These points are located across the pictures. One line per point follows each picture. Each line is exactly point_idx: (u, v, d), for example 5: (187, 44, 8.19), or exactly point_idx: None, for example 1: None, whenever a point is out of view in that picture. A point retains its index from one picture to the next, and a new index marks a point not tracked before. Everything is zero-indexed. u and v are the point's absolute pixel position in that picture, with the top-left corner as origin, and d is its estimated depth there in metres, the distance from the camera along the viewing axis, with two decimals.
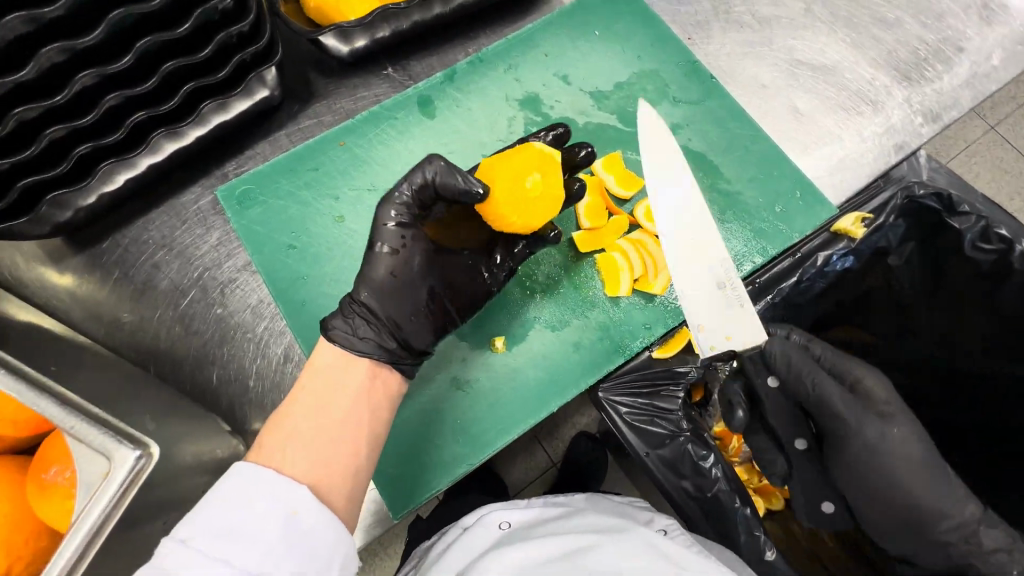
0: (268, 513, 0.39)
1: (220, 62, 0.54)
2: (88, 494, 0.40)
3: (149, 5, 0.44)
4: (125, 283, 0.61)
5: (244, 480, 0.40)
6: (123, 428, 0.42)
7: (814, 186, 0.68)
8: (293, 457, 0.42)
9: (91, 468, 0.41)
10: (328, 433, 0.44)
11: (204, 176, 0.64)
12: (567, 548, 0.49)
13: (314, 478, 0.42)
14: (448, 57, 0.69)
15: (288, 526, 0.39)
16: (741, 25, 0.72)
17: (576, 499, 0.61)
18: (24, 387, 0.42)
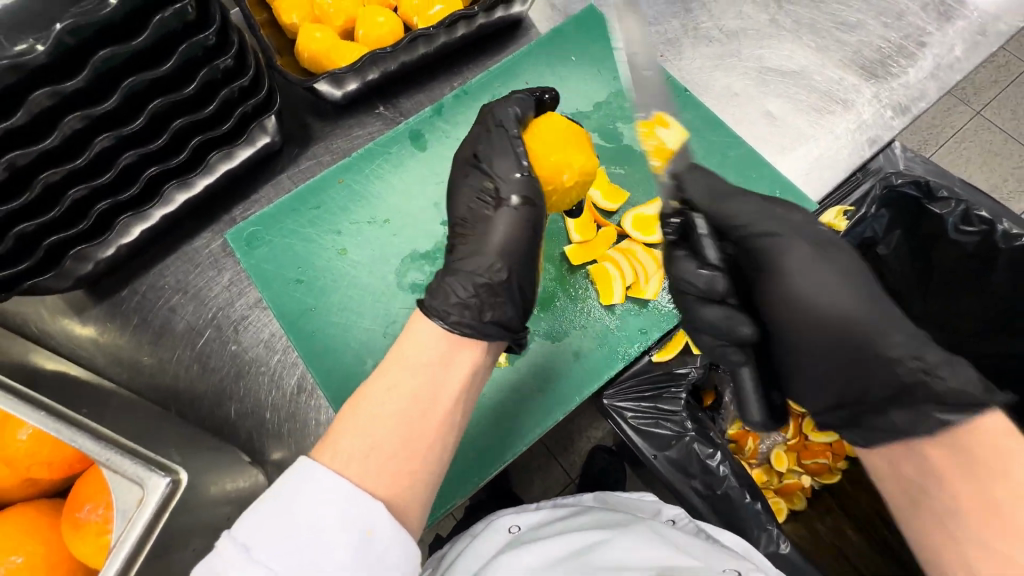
0: (342, 531, 0.38)
1: (224, 116, 0.59)
2: (124, 522, 0.42)
3: (159, 70, 0.49)
4: (143, 328, 0.65)
5: (312, 491, 0.39)
6: (153, 458, 0.46)
7: (795, 186, 0.70)
8: (373, 468, 0.41)
9: (126, 495, 0.44)
10: (415, 445, 0.43)
11: (213, 223, 0.69)
12: (576, 547, 0.51)
13: (392, 493, 0.41)
14: (435, 93, 0.73)
15: (360, 546, 0.38)
16: (710, 40, 0.76)
17: (585, 500, 0.63)
18: (61, 425, 0.45)
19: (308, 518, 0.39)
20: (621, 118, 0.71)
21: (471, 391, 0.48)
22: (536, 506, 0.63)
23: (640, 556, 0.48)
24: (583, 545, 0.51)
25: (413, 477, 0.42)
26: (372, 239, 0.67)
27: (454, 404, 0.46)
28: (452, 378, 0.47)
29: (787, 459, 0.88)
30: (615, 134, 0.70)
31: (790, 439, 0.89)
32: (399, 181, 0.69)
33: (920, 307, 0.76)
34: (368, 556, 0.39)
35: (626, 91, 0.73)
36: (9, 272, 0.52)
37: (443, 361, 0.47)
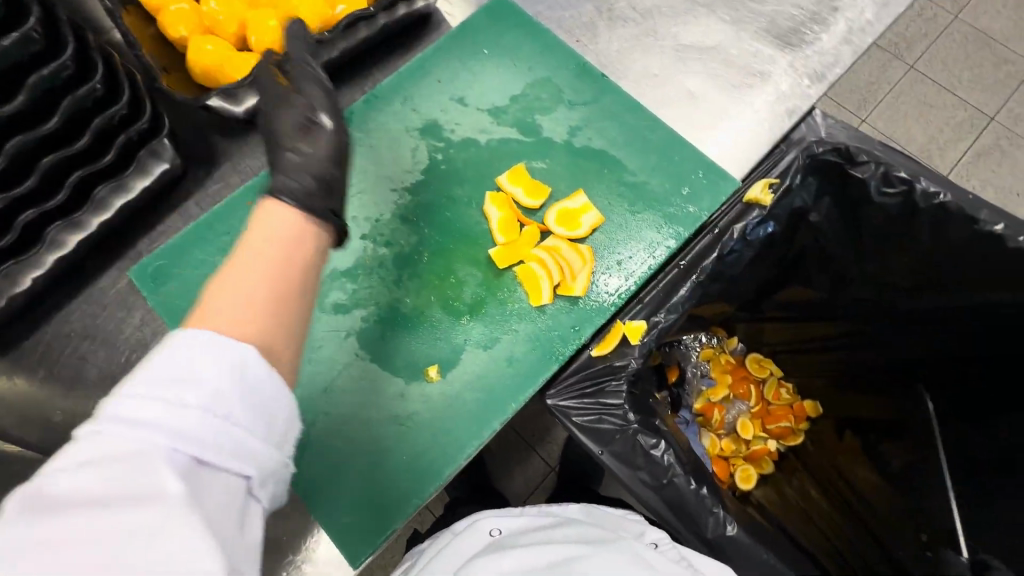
0: (213, 379, 0.34)
1: (103, 147, 0.54)
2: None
3: (11, 104, 0.45)
4: (52, 379, 0.60)
5: (178, 351, 0.35)
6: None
7: (717, 164, 0.67)
8: (235, 322, 0.37)
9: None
10: (270, 297, 0.38)
11: (118, 259, 0.64)
12: (552, 559, 0.50)
13: (264, 345, 0.38)
14: (345, 100, 0.70)
15: (236, 386, 0.35)
16: (625, 21, 0.74)
17: (569, 510, 0.62)
18: None
19: (139, 406, 0.33)
20: (539, 110, 0.69)
21: (313, 248, 0.43)
22: (520, 512, 0.62)
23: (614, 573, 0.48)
24: (560, 556, 0.50)
25: (267, 305, 0.38)
26: None
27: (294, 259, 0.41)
28: (291, 234, 0.42)
29: (752, 426, 0.88)
30: (533, 128, 0.68)
31: (753, 406, 0.90)
32: None
33: (855, 270, 0.77)
34: (245, 389, 0.36)
35: (542, 82, 0.70)
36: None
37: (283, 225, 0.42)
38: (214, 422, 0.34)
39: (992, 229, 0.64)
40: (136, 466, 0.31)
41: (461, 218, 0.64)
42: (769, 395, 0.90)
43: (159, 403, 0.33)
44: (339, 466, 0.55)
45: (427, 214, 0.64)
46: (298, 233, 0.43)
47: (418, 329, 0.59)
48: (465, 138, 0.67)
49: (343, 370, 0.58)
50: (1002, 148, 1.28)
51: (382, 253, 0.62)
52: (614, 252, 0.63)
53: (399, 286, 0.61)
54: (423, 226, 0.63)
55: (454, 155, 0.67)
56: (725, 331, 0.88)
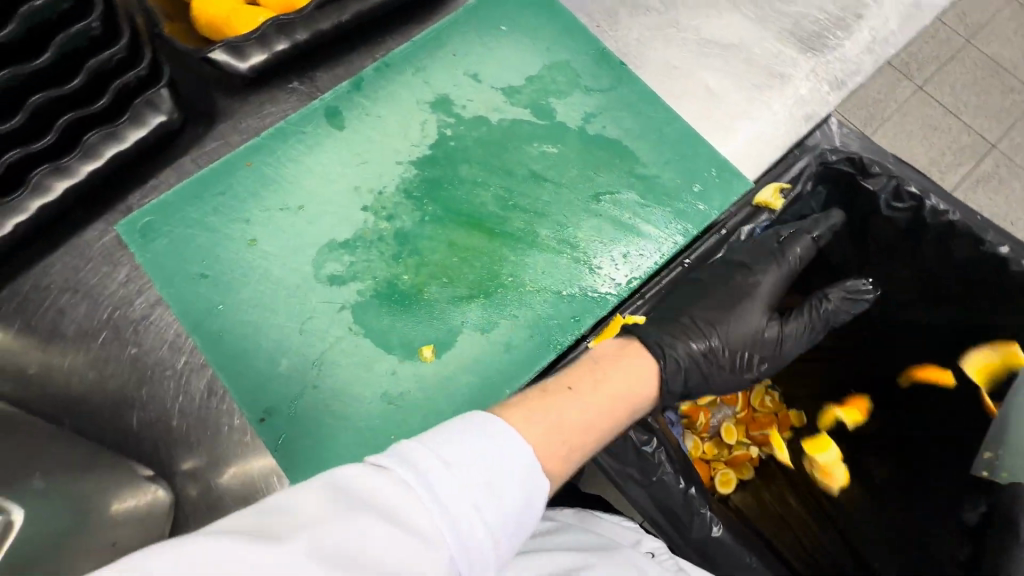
0: (519, 487, 0.34)
1: (98, 91, 0.52)
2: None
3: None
4: (30, 332, 0.59)
5: (500, 435, 0.35)
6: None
7: (731, 164, 0.66)
8: (536, 425, 0.40)
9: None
10: (575, 429, 0.42)
11: (106, 211, 0.62)
12: (562, 565, 0.49)
13: (552, 458, 0.40)
14: (355, 66, 0.67)
15: (524, 515, 0.34)
16: (648, 10, 0.72)
17: (564, 515, 0.61)
18: None
19: (449, 479, 0.31)
20: (555, 93, 0.67)
21: (630, 388, 0.49)
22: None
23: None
24: (568, 564, 0.49)
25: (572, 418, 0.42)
26: (285, 228, 0.60)
27: (595, 391, 0.46)
28: (622, 364, 0.51)
29: (738, 432, 0.88)
30: (548, 111, 0.66)
31: (739, 412, 0.89)
32: (314, 163, 0.62)
33: (856, 281, 0.77)
34: (525, 516, 0.34)
35: (559, 65, 0.68)
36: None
37: (624, 353, 0.52)
38: (495, 524, 0.32)
39: (998, 250, 0.64)
40: (423, 550, 0.29)
41: (467, 196, 0.62)
42: (756, 402, 0.88)
43: (473, 485, 0.32)
44: (327, 441, 0.54)
45: (433, 191, 0.62)
46: (633, 362, 0.51)
47: (417, 306, 0.58)
48: (476, 116, 0.65)
49: (335, 344, 0.56)
50: (1000, 176, 1.29)
51: (383, 227, 0.60)
52: (620, 244, 0.62)
53: (399, 262, 0.59)
54: (427, 203, 0.61)
55: (465, 132, 0.65)
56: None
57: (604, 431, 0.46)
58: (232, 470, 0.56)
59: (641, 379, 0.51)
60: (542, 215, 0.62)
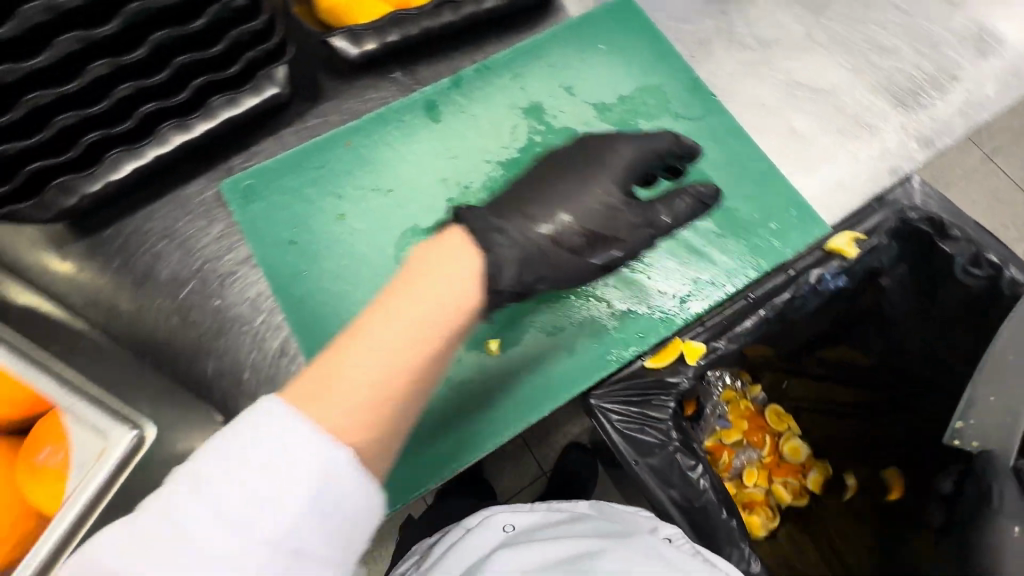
0: (303, 475, 0.35)
1: (231, 59, 0.55)
2: (88, 468, 0.49)
3: None
4: (125, 272, 0.63)
5: (280, 423, 0.36)
6: (121, 411, 0.52)
7: (812, 208, 0.66)
8: (333, 414, 0.38)
9: (89, 448, 0.50)
10: (389, 385, 0.40)
11: (209, 169, 0.66)
12: (574, 552, 0.54)
13: (351, 435, 0.38)
14: (455, 64, 0.70)
15: (319, 491, 0.36)
16: (743, 46, 0.74)
17: (580, 506, 0.65)
18: (27, 366, 0.49)
19: (220, 494, 0.34)
20: (644, 115, 0.69)
21: (440, 323, 0.44)
22: (530, 507, 0.65)
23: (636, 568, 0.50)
24: (582, 550, 0.54)
25: (352, 381, 0.39)
26: (373, 208, 0.63)
27: (390, 324, 0.42)
28: (467, 293, 0.46)
29: (757, 475, 0.86)
30: (635, 131, 0.67)
31: (765, 456, 0.87)
32: (408, 151, 0.65)
33: (916, 341, 0.76)
34: (331, 497, 0.36)
35: (651, 88, 0.70)
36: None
37: (469, 275, 0.47)
38: (293, 519, 0.35)
39: None
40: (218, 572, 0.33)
41: None
42: (784, 449, 0.86)
43: (241, 492, 0.35)
44: None
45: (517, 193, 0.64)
46: (457, 275, 0.47)
47: None
48: (565, 127, 0.68)
49: None
50: None
51: None
52: (693, 269, 0.63)
53: None
54: None
55: (553, 140, 0.67)
56: (750, 377, 0.86)
57: (422, 372, 0.43)
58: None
59: (455, 279, 0.46)
60: None
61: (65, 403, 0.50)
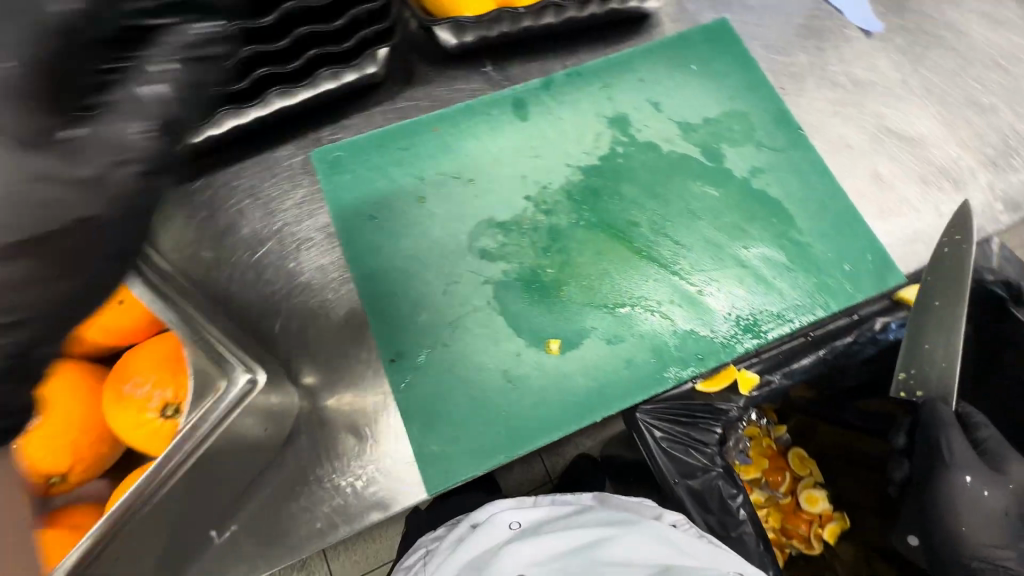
0: None
1: (346, 35, 0.58)
2: (201, 404, 0.44)
3: None
4: (209, 223, 0.65)
5: None
6: (237, 353, 0.48)
7: (888, 255, 0.65)
8: None
9: (205, 382, 0.45)
10: None
11: (301, 137, 0.68)
12: (581, 543, 0.57)
13: None
14: (547, 66, 0.72)
15: None
16: (835, 84, 0.74)
17: (584, 497, 0.65)
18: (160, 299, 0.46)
19: None
20: (728, 140, 0.69)
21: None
22: (533, 501, 0.65)
23: (643, 554, 0.55)
24: (586, 542, 0.57)
25: None
26: (454, 194, 0.65)
27: None
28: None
29: (771, 516, 0.84)
30: (717, 154, 0.68)
31: (783, 497, 0.85)
32: (493, 144, 0.67)
33: None
34: None
35: (738, 114, 0.70)
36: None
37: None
38: None
39: None
40: None
41: (622, 212, 0.65)
42: (801, 489, 0.85)
43: None
44: (443, 396, 0.57)
45: (593, 198, 0.65)
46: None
47: (554, 300, 0.60)
48: (648, 141, 0.68)
49: (472, 312, 0.60)
50: None
51: (539, 219, 0.64)
52: (763, 299, 0.62)
53: (546, 254, 0.62)
54: (585, 209, 0.64)
55: (634, 152, 0.67)
56: (776, 416, 0.88)
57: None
58: (331, 398, 0.58)
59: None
60: (688, 249, 0.63)
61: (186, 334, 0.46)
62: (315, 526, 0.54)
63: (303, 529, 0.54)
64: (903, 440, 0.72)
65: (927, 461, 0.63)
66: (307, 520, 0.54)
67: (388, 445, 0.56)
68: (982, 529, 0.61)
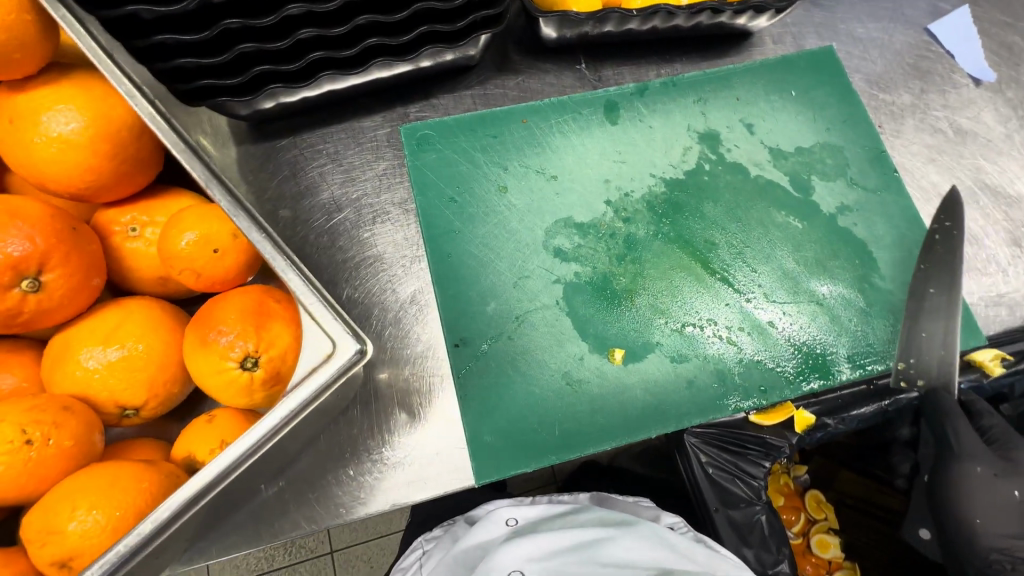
0: None
1: (458, 15, 0.57)
2: (312, 368, 0.46)
3: None
4: (289, 181, 0.66)
5: None
6: (348, 323, 0.48)
7: (972, 315, 0.63)
8: None
9: (315, 347, 0.46)
10: None
11: (388, 110, 0.68)
12: (579, 540, 0.56)
13: None
14: (642, 72, 0.70)
15: None
16: (935, 129, 0.72)
17: (580, 497, 0.67)
18: (278, 253, 0.46)
19: None
20: (819, 172, 0.67)
21: None
22: (530, 501, 0.65)
23: (643, 556, 0.54)
24: (586, 539, 0.56)
25: None
26: (536, 189, 0.64)
27: None
28: None
29: None
30: (806, 186, 0.66)
31: (795, 538, 0.78)
32: (580, 144, 0.66)
33: None
34: None
35: (832, 147, 0.68)
36: (203, 63, 0.51)
37: None
38: None
39: None
40: None
41: (702, 231, 0.63)
42: (814, 532, 0.79)
43: None
44: (502, 389, 0.57)
45: (673, 212, 0.64)
46: None
47: (622, 308, 0.60)
48: (737, 162, 0.67)
49: (540, 309, 0.60)
50: None
51: (617, 226, 0.63)
52: (834, 341, 0.61)
53: (620, 263, 0.61)
54: (665, 222, 0.63)
55: (721, 172, 0.66)
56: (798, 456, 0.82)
57: None
58: (387, 372, 0.59)
59: None
60: (764, 279, 0.62)
61: (299, 294, 0.46)
62: (359, 495, 0.55)
63: (346, 497, 0.55)
64: (908, 433, 0.71)
65: (940, 454, 0.63)
66: (352, 489, 0.55)
67: (437, 427, 0.57)
68: (1000, 520, 0.61)
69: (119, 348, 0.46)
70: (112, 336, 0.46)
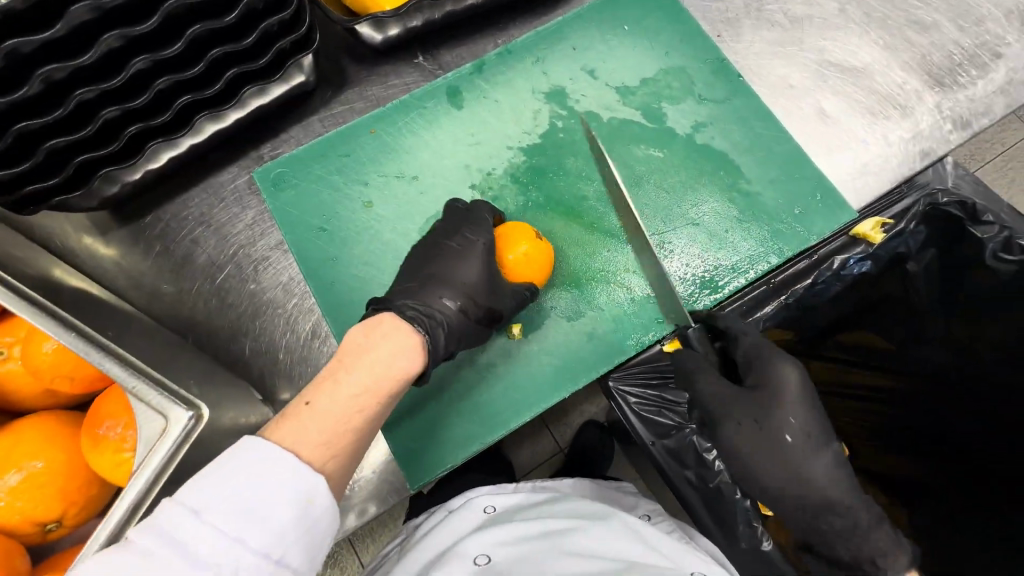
0: None
1: (261, 50, 0.56)
2: (147, 448, 0.43)
3: (222, 22, 0.50)
4: (165, 256, 0.65)
5: None
6: (179, 390, 0.46)
7: (837, 190, 0.66)
8: None
9: (146, 425, 0.44)
10: None
11: (242, 157, 0.68)
12: (549, 530, 0.57)
13: None
14: (478, 49, 0.70)
15: None
16: (772, 24, 0.72)
17: (564, 485, 0.70)
18: (82, 343, 0.42)
19: None
20: (667, 98, 0.68)
21: None
22: (512, 490, 0.68)
23: (611, 548, 0.55)
24: (559, 527, 0.57)
25: None
26: (399, 195, 0.66)
27: None
28: None
29: None
30: (658, 115, 0.67)
31: None
32: (432, 138, 0.67)
33: None
34: None
35: (674, 70, 0.69)
36: (14, 173, 0.50)
37: None
38: None
39: None
40: None
41: (570, 188, 0.65)
42: None
43: None
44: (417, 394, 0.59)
45: (538, 178, 0.65)
46: None
47: None
48: (588, 111, 0.67)
49: None
50: None
51: None
52: (714, 253, 0.64)
53: None
54: (531, 189, 0.65)
55: (575, 125, 0.67)
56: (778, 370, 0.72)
57: None
58: None
59: None
60: (639, 216, 0.64)
61: (122, 381, 0.43)
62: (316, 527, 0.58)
63: None
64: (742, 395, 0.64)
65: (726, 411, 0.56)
66: None
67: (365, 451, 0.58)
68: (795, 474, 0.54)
69: (18, 471, 0.46)
70: (7, 461, 0.46)
